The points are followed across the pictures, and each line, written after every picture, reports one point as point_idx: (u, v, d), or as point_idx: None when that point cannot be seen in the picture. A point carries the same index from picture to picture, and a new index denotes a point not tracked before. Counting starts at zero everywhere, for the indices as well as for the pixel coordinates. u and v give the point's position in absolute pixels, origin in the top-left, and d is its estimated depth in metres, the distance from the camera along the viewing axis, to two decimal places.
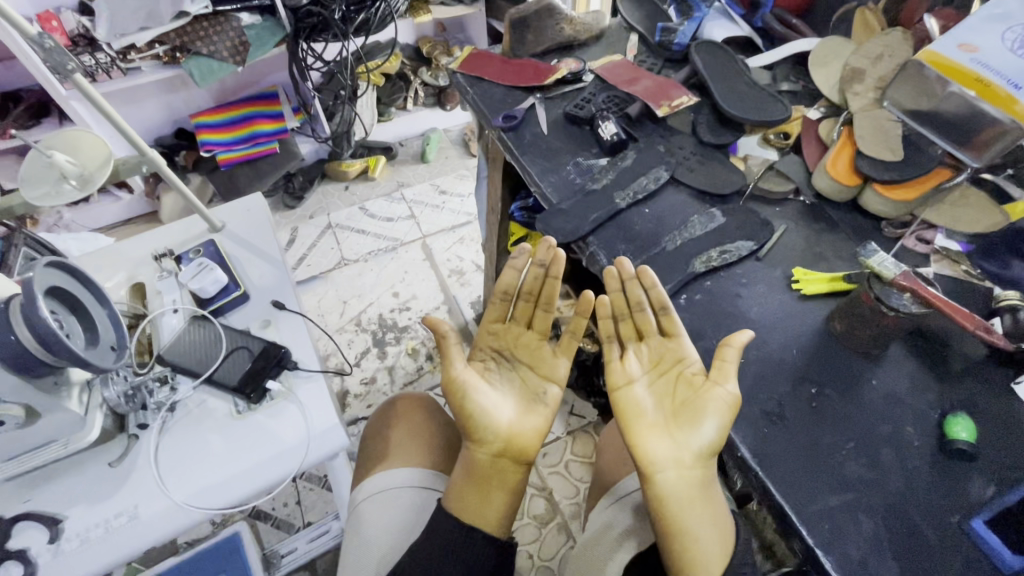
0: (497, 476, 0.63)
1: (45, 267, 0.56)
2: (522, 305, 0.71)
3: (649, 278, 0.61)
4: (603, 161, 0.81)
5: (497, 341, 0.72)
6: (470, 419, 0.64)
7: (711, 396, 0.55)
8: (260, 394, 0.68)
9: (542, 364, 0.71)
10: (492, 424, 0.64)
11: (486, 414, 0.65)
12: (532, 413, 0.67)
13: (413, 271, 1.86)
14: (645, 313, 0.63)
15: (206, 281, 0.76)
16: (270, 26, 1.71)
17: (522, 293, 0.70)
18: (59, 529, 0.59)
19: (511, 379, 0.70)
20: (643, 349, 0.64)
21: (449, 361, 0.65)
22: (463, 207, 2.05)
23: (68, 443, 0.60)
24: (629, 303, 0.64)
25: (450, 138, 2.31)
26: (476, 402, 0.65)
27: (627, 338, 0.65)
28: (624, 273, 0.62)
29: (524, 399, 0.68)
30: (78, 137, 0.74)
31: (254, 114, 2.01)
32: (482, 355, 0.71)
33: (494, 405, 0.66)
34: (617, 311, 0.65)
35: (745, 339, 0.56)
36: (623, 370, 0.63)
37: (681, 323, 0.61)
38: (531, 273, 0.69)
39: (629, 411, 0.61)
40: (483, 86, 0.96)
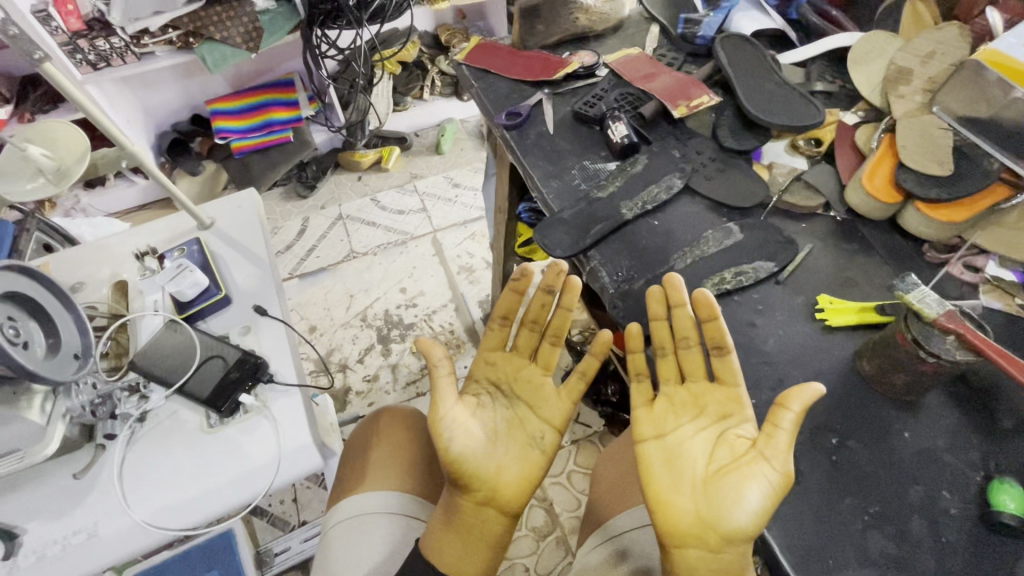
0: (479, 527, 0.60)
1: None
2: (526, 333, 0.69)
3: (709, 301, 0.55)
4: (612, 166, 0.75)
5: (497, 370, 0.70)
6: (458, 460, 0.60)
7: (755, 469, 0.49)
8: (233, 407, 0.65)
9: (542, 406, 0.67)
10: (480, 471, 0.61)
11: (474, 458, 0.61)
12: (521, 459, 0.64)
13: (422, 267, 1.81)
14: (690, 350, 0.58)
15: (184, 283, 0.72)
16: (284, 12, 1.67)
17: (526, 319, 0.69)
18: (16, 543, 0.57)
19: (506, 418, 0.66)
20: (681, 395, 0.59)
21: (437, 395, 0.61)
22: (476, 201, 1.99)
23: (26, 456, 0.55)
24: (676, 333, 0.58)
25: (466, 130, 2.25)
26: (461, 445, 0.60)
27: (667, 379, 0.60)
28: (672, 290, 0.57)
29: (518, 444, 0.65)
30: (51, 128, 0.71)
31: (269, 102, 1.99)
32: (475, 389, 0.69)
33: (481, 453, 0.62)
34: (661, 346, 0.59)
35: (817, 392, 0.49)
36: (653, 420, 0.59)
37: (738, 370, 0.54)
38: (540, 299, 0.67)
39: (655, 469, 0.56)
40: (489, 80, 0.89)
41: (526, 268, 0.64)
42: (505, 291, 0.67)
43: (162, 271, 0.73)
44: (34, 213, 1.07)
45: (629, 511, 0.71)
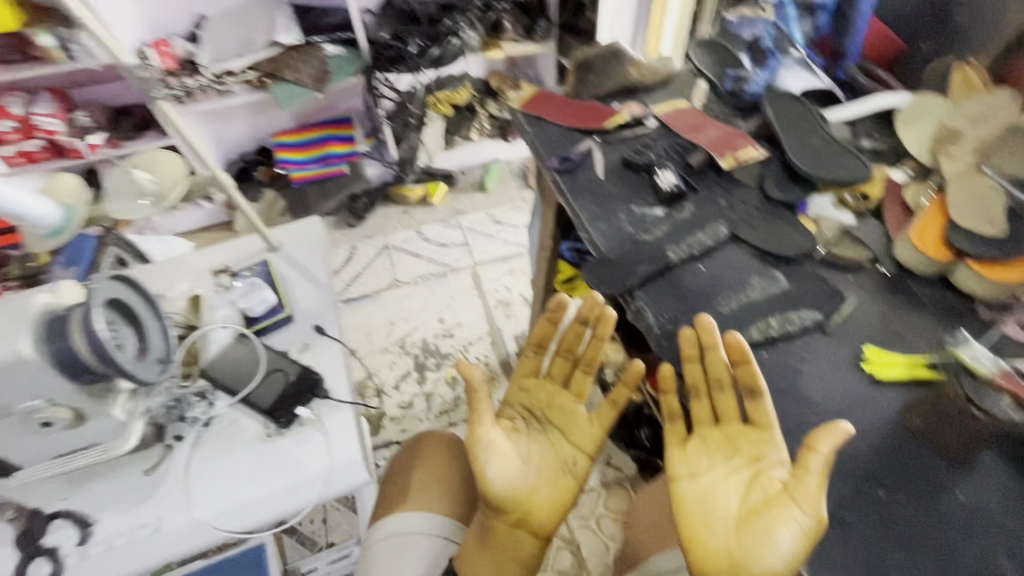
0: (512, 547, 0.65)
1: (109, 280, 0.61)
2: (560, 361, 0.75)
3: (740, 344, 0.56)
4: (659, 211, 0.78)
5: (532, 396, 0.74)
6: (490, 484, 0.63)
7: (785, 512, 0.50)
8: (290, 419, 0.68)
9: (574, 432, 0.71)
10: (514, 494, 0.65)
11: (510, 482, 0.64)
12: (553, 484, 0.68)
13: (461, 299, 1.87)
14: (724, 393, 0.60)
15: (255, 300, 0.79)
16: (351, 57, 1.86)
17: (560, 349, 0.74)
18: (88, 532, 0.61)
19: (540, 442, 0.71)
20: (714, 437, 0.60)
21: (474, 419, 0.65)
22: (517, 238, 2.06)
23: (106, 449, 0.62)
24: (708, 374, 0.60)
25: (510, 170, 2.35)
26: (489, 469, 0.64)
27: (701, 420, 0.61)
28: (704, 332, 0.58)
29: (550, 470, 0.69)
30: (156, 156, 0.80)
31: (328, 137, 2.13)
32: (511, 413, 0.74)
33: (516, 476, 0.65)
34: (694, 387, 0.61)
35: (845, 433, 0.49)
36: (686, 460, 0.60)
37: (772, 413, 0.55)
38: (574, 330, 0.72)
39: (691, 506, 0.57)
40: (542, 126, 0.95)
41: (563, 299, 0.69)
42: (541, 320, 0.72)
43: (236, 288, 0.81)
44: (118, 228, 1.17)
45: (666, 551, 0.70)
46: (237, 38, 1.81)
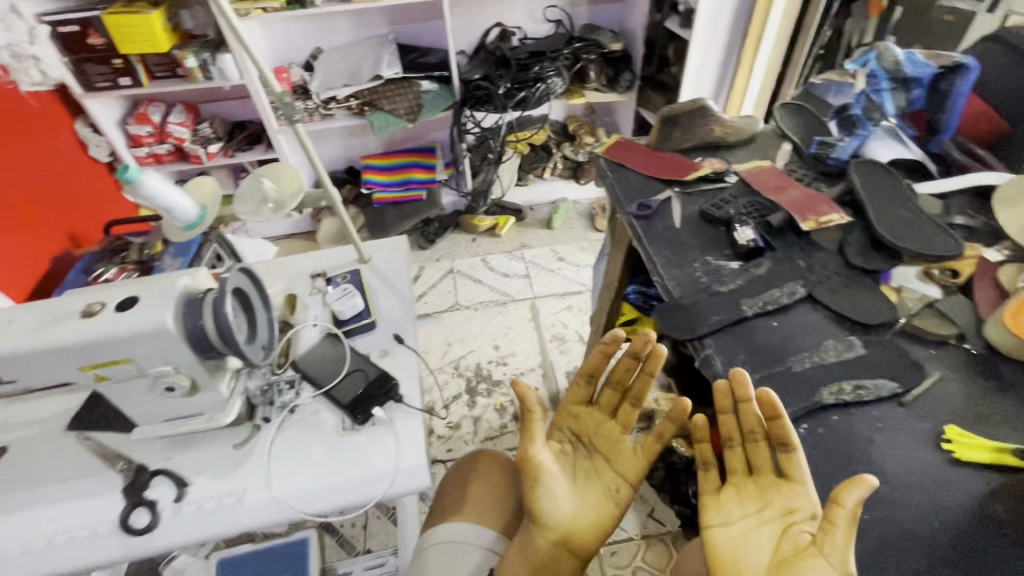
0: (552, 565, 0.66)
1: (238, 272, 0.70)
2: (609, 392, 0.78)
3: (771, 400, 0.56)
4: (734, 264, 0.80)
5: (580, 422, 0.79)
6: (537, 499, 0.68)
7: (811, 564, 0.48)
8: (365, 417, 0.74)
9: (618, 460, 0.74)
10: (558, 512, 0.68)
11: (554, 499, 0.68)
12: (594, 509, 0.70)
13: (517, 328, 1.91)
14: (759, 445, 0.61)
15: (347, 304, 0.87)
16: (443, 93, 2.04)
17: (611, 380, 0.77)
18: (184, 491, 0.69)
19: (586, 465, 0.75)
20: (748, 487, 0.60)
21: (529, 437, 0.69)
22: (578, 276, 2.10)
23: (211, 418, 0.71)
24: (742, 427, 0.62)
25: (578, 210, 2.42)
26: (545, 486, 0.68)
27: (736, 470, 0.63)
28: (739, 386, 0.61)
29: (593, 494, 0.71)
30: (282, 169, 0.92)
31: (412, 164, 2.28)
32: (561, 436, 0.79)
33: (562, 497, 0.69)
34: (728, 437, 0.63)
35: (872, 486, 0.47)
36: (720, 509, 0.60)
37: (804, 468, 0.55)
38: (626, 362, 0.75)
39: (722, 554, 0.56)
40: (623, 173, 1.00)
41: (618, 335, 0.71)
42: (595, 352, 0.75)
43: (331, 291, 0.89)
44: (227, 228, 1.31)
45: None
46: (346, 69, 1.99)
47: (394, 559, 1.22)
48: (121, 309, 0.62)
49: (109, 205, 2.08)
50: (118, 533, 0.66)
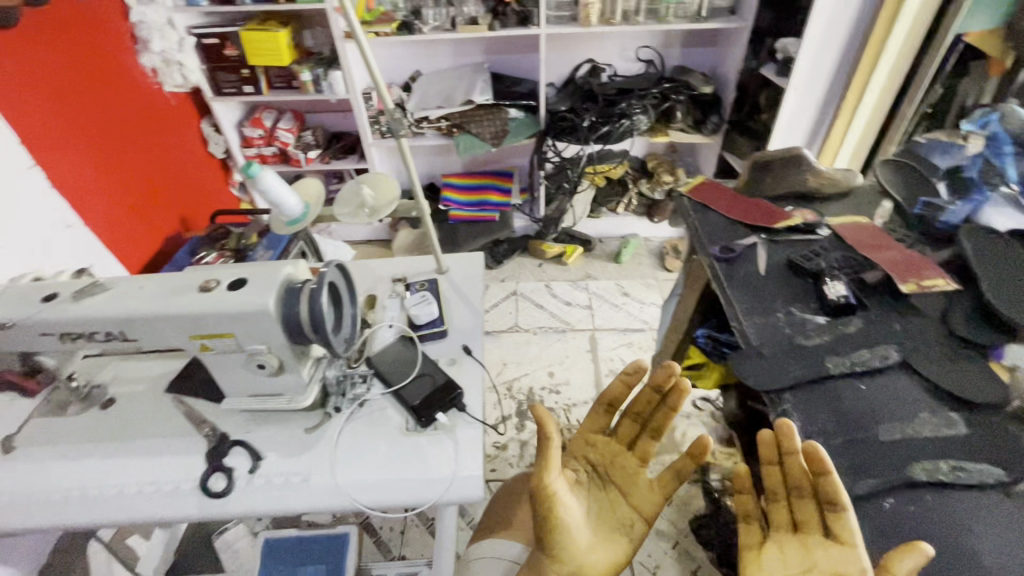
0: None
1: (334, 267, 0.76)
2: (628, 424, 0.81)
3: (818, 454, 0.55)
4: (821, 319, 0.76)
5: (596, 451, 0.80)
6: (552, 531, 0.64)
7: None
8: (429, 421, 0.76)
9: (632, 493, 0.75)
10: (574, 544, 0.64)
11: (570, 532, 0.64)
12: (610, 542, 0.69)
13: (574, 358, 1.90)
14: (806, 502, 0.58)
15: (423, 310, 0.91)
16: (527, 122, 2.10)
17: (630, 412, 0.81)
18: (258, 464, 0.73)
19: (601, 497, 0.75)
20: (791, 544, 0.57)
21: (545, 468, 0.63)
22: (642, 313, 2.06)
23: (290, 400, 0.76)
24: (788, 480, 0.60)
25: (647, 247, 2.39)
26: (563, 516, 0.64)
27: (779, 525, 0.59)
28: (785, 438, 0.59)
29: (607, 527, 0.71)
30: (381, 179, 0.99)
31: (490, 185, 2.36)
32: (574, 462, 0.79)
33: (579, 530, 0.66)
34: (772, 490, 0.61)
35: (925, 555, 0.45)
36: (759, 564, 0.57)
37: (857, 531, 0.52)
38: (647, 396, 0.80)
39: None
40: (707, 214, 0.99)
41: (640, 364, 0.74)
42: (617, 381, 0.79)
43: (410, 297, 0.94)
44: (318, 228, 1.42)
45: None
46: (441, 93, 2.11)
47: (428, 569, 1.23)
48: (233, 288, 0.69)
49: (217, 196, 2.30)
50: (196, 493, 0.72)
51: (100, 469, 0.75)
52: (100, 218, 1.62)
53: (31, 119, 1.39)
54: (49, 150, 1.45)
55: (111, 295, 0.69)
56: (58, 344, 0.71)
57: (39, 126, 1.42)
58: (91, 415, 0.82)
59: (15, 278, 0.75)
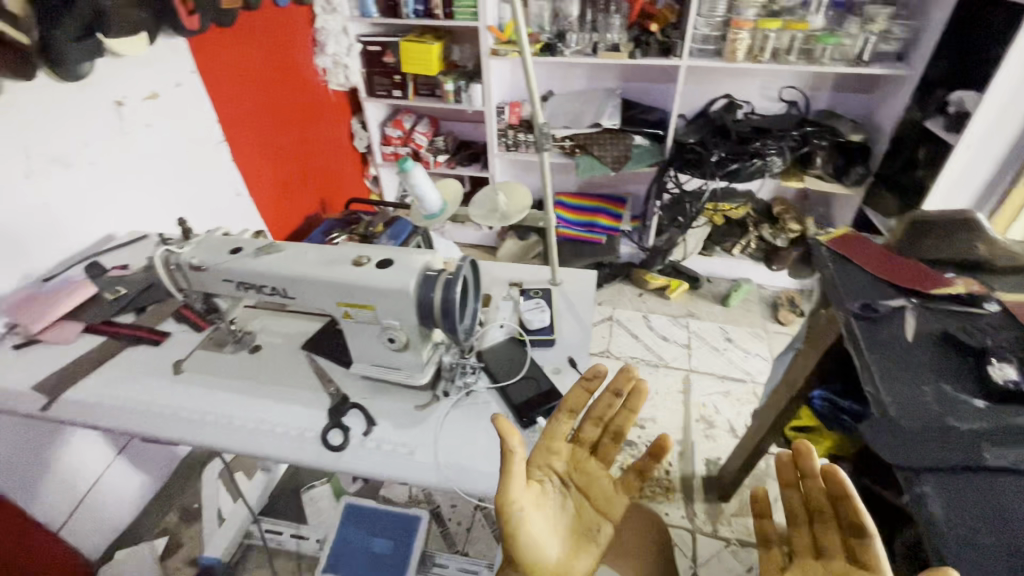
0: None
1: (469, 263, 0.81)
2: (589, 427, 0.78)
3: (838, 475, 0.61)
4: (978, 402, 0.68)
5: (561, 459, 0.74)
6: (521, 550, 0.61)
7: None
8: (530, 422, 0.79)
9: (599, 497, 0.74)
10: (544, 561, 0.62)
11: (540, 548, 0.62)
12: (582, 551, 0.68)
13: (663, 395, 1.83)
14: (830, 527, 0.61)
15: (536, 316, 0.94)
16: (652, 150, 2.09)
17: (591, 415, 0.78)
18: (370, 428, 0.80)
19: (566, 505, 0.72)
20: (814, 568, 0.59)
21: (507, 481, 0.59)
22: (744, 363, 1.94)
23: (409, 376, 0.83)
24: (809, 503, 0.65)
25: (759, 295, 2.26)
26: (527, 533, 0.61)
27: (802, 551, 0.62)
28: (805, 457, 0.66)
29: (574, 535, 0.69)
30: (516, 188, 1.04)
31: (602, 209, 2.36)
32: (540, 474, 0.71)
33: (546, 547, 0.63)
34: (793, 514, 0.65)
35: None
36: None
37: (887, 561, 0.55)
38: (607, 399, 0.79)
39: None
40: (847, 267, 0.93)
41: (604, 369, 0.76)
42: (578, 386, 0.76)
43: (524, 302, 0.98)
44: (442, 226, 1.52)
45: None
46: (570, 114, 2.16)
47: (489, 572, 1.24)
48: (381, 266, 0.77)
49: (352, 186, 2.54)
50: (314, 442, 0.80)
51: (241, 402, 0.86)
52: (260, 190, 1.86)
53: (228, 103, 1.65)
54: (236, 130, 1.70)
55: (282, 256, 0.80)
56: (234, 290, 0.83)
57: (234, 109, 1.68)
58: (241, 356, 0.95)
59: (211, 230, 0.90)
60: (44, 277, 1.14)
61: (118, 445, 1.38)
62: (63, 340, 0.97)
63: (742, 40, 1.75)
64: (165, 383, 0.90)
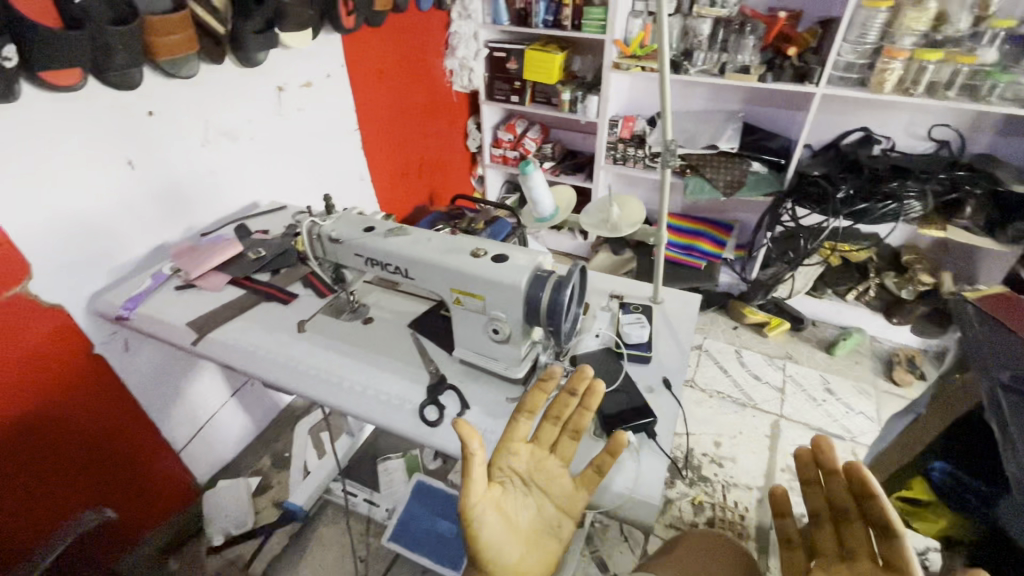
0: None
1: (579, 268, 0.83)
2: (549, 426, 0.77)
3: (860, 471, 0.65)
4: None
5: (521, 459, 0.75)
6: (479, 548, 0.65)
7: None
8: (618, 435, 0.78)
9: (559, 493, 0.74)
10: (502, 558, 0.66)
11: (497, 546, 0.66)
12: (541, 546, 0.71)
13: (748, 436, 1.72)
14: (853, 525, 0.67)
15: (635, 331, 0.94)
16: (770, 178, 1.98)
17: (549, 415, 0.77)
18: (464, 411, 0.85)
19: (527, 503, 0.73)
20: (840, 567, 0.65)
21: (467, 485, 0.64)
22: (846, 418, 1.78)
23: (505, 368, 0.87)
24: (833, 501, 0.70)
25: (872, 348, 2.06)
26: (486, 532, 0.65)
27: (827, 550, 0.68)
28: (825, 454, 0.71)
29: (534, 533, 0.72)
30: (628, 201, 1.05)
31: (705, 234, 2.27)
32: (501, 476, 0.73)
33: (506, 547, 0.67)
34: (816, 513, 0.71)
35: None
36: None
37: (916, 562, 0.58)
38: (565, 399, 0.76)
39: None
40: (999, 333, 0.84)
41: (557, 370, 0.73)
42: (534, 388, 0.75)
43: (624, 315, 0.99)
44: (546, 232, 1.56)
45: None
46: (685, 133, 2.11)
47: None
48: (496, 260, 0.81)
49: (460, 183, 2.66)
50: (411, 415, 0.85)
51: (351, 367, 0.94)
52: (380, 177, 2.02)
53: (365, 96, 1.80)
54: (369, 120, 1.86)
55: (408, 240, 0.88)
56: (362, 265, 0.92)
57: (371, 102, 1.84)
58: (355, 325, 1.04)
59: (349, 208, 1.00)
60: (203, 231, 1.32)
61: (233, 387, 1.56)
62: (214, 288, 1.12)
63: (893, 70, 1.61)
64: (290, 337, 1.01)
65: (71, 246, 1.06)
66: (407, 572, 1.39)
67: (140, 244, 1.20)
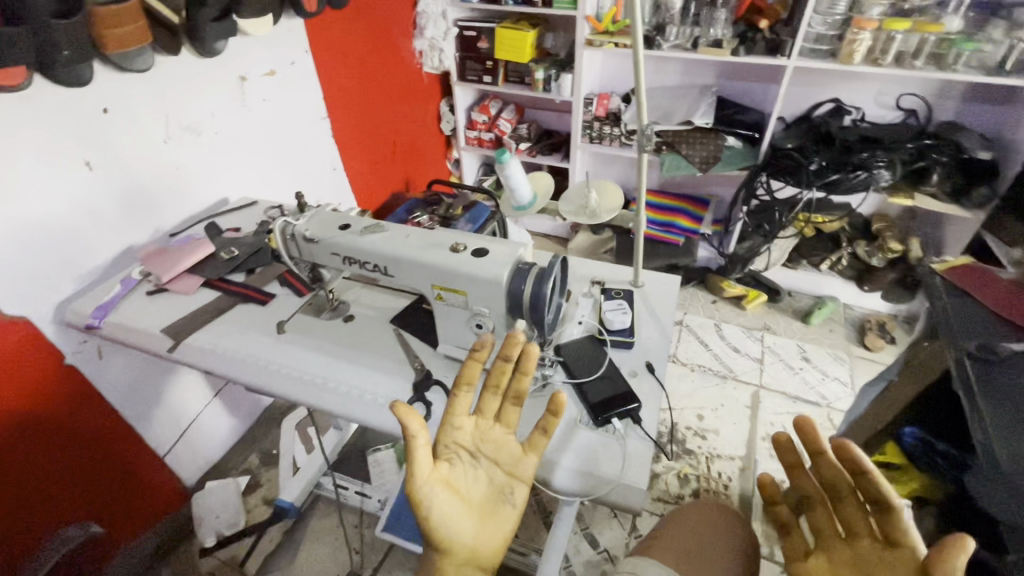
0: None
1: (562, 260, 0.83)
2: (490, 397, 0.75)
3: (847, 449, 0.66)
4: None
5: (467, 433, 0.74)
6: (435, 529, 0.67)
7: None
8: (604, 421, 0.80)
9: (508, 460, 0.74)
10: (458, 536, 0.68)
11: (451, 523, 0.68)
12: (497, 517, 0.72)
13: (729, 408, 1.76)
14: (846, 503, 0.70)
15: (617, 317, 0.95)
16: (744, 152, 1.99)
17: (489, 385, 0.74)
18: None
19: (479, 475, 0.73)
20: (838, 546, 0.68)
21: (413, 466, 0.65)
22: (822, 385, 1.84)
23: None
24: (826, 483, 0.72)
25: (845, 316, 2.12)
26: (438, 511, 0.67)
27: (828, 532, 0.71)
28: (804, 433, 0.70)
29: (488, 505, 0.72)
30: (606, 185, 1.05)
31: (682, 210, 2.28)
32: (449, 452, 0.72)
33: (457, 524, 0.68)
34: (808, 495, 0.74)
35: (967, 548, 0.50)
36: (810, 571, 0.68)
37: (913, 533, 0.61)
38: (501, 367, 0.73)
39: None
40: (964, 302, 0.88)
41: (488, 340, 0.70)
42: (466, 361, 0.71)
43: (606, 301, 0.99)
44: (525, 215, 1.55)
45: None
46: (660, 109, 2.10)
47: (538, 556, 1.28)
48: (477, 254, 0.81)
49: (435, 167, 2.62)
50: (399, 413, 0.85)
51: (335, 367, 0.93)
52: (352, 165, 1.97)
53: (333, 82, 1.74)
54: (337, 107, 1.80)
55: (386, 236, 0.86)
56: (339, 264, 0.90)
57: (339, 88, 1.78)
58: (336, 323, 1.03)
59: (322, 205, 0.97)
60: (171, 232, 1.27)
61: (214, 388, 1.53)
62: (186, 291, 1.09)
63: (862, 41, 1.61)
64: (270, 340, 0.99)
65: (37, 252, 1.02)
66: (402, 561, 1.40)
67: (108, 248, 1.16)
